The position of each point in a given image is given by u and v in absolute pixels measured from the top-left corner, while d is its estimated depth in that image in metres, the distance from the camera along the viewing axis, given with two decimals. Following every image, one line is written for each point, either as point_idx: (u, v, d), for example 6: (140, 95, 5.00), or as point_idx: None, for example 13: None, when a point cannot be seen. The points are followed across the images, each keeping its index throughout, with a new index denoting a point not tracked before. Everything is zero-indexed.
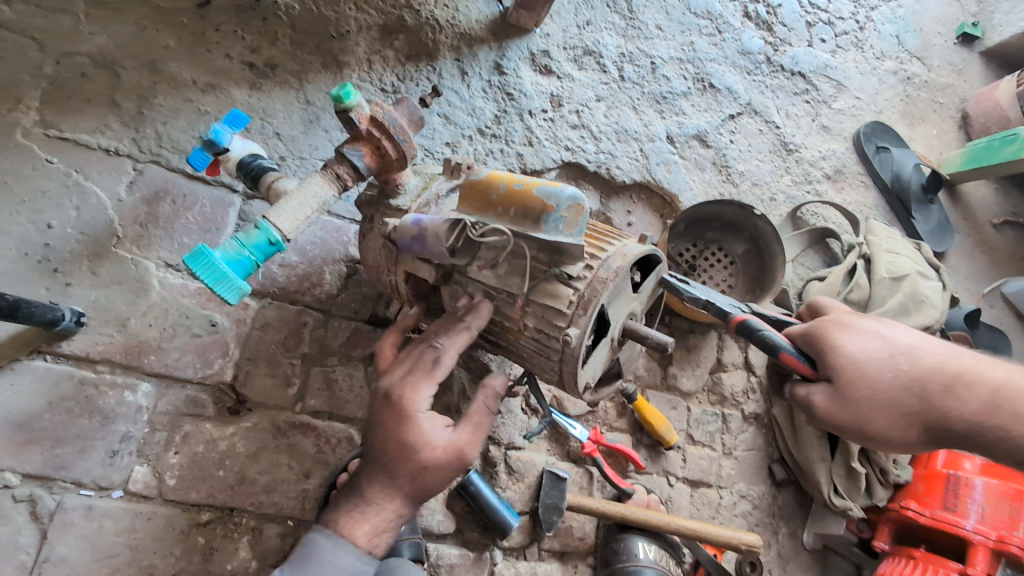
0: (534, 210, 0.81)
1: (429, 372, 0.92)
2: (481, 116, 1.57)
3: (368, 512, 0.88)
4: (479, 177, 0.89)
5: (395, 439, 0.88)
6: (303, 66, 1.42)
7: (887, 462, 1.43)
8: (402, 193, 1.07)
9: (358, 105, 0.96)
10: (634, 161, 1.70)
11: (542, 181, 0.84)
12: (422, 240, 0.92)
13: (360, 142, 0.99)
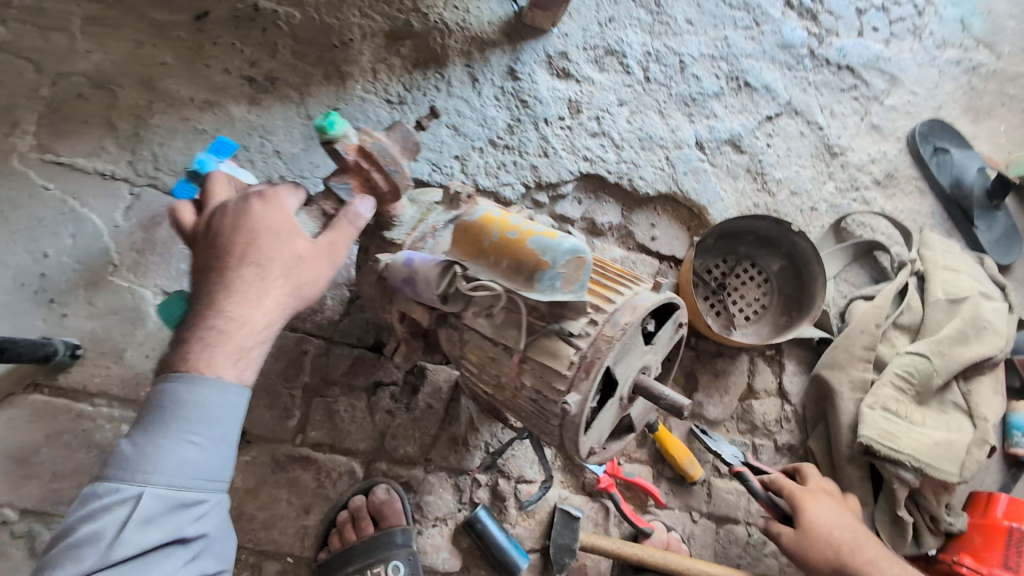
0: (528, 265, 0.76)
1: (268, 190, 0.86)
2: (492, 125, 1.47)
3: (232, 305, 0.78)
4: (473, 220, 0.84)
5: (239, 244, 0.81)
6: (304, 78, 1.35)
7: (937, 509, 1.29)
8: (396, 224, 0.99)
9: (345, 136, 0.88)
10: (659, 171, 1.57)
11: (538, 232, 0.79)
12: (413, 282, 0.85)
13: (347, 174, 0.91)
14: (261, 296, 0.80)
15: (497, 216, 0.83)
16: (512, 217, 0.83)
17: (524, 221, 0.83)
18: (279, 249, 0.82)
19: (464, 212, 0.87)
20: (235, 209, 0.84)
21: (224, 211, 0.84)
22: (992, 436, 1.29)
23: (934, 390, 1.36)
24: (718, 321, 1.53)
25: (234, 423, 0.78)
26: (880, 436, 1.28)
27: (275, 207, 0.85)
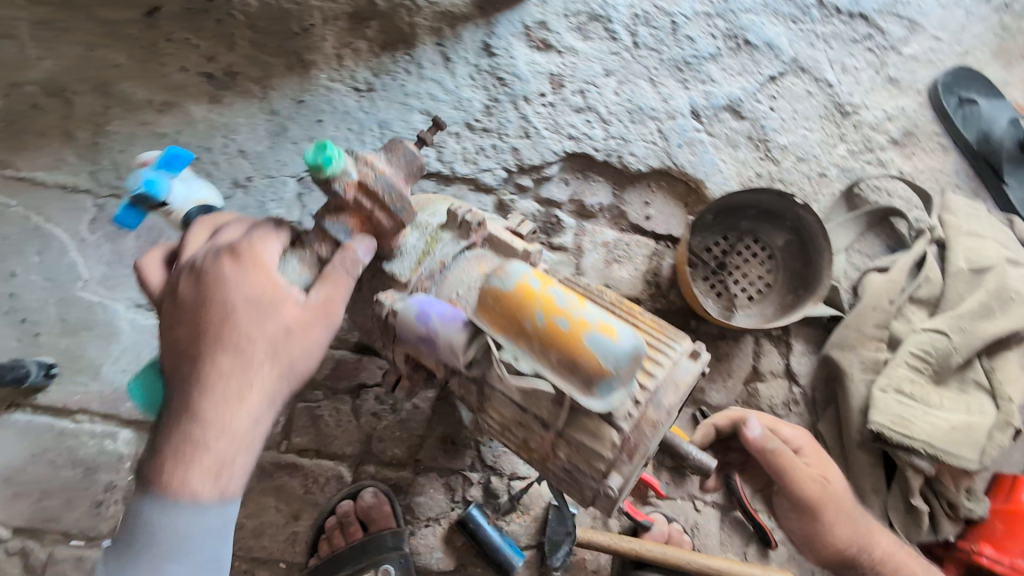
0: (585, 366, 0.72)
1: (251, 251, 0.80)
2: (468, 107, 1.38)
3: (210, 399, 0.73)
4: (511, 293, 0.75)
5: (221, 322, 0.76)
6: (266, 71, 1.28)
7: (956, 495, 1.21)
8: (398, 256, 0.91)
9: (346, 170, 0.81)
10: (651, 145, 1.46)
11: (594, 323, 0.73)
12: (431, 341, 0.83)
13: (345, 214, 0.85)
14: (244, 385, 0.75)
15: (541, 291, 0.75)
16: (560, 295, 0.74)
17: (572, 299, 0.75)
18: (263, 326, 0.76)
19: (495, 273, 0.78)
20: (217, 274, 0.78)
21: (204, 277, 0.78)
22: (1017, 417, 1.20)
23: (954, 369, 1.27)
24: (718, 303, 1.46)
25: (215, 541, 0.73)
26: (891, 421, 1.20)
27: (260, 273, 0.78)
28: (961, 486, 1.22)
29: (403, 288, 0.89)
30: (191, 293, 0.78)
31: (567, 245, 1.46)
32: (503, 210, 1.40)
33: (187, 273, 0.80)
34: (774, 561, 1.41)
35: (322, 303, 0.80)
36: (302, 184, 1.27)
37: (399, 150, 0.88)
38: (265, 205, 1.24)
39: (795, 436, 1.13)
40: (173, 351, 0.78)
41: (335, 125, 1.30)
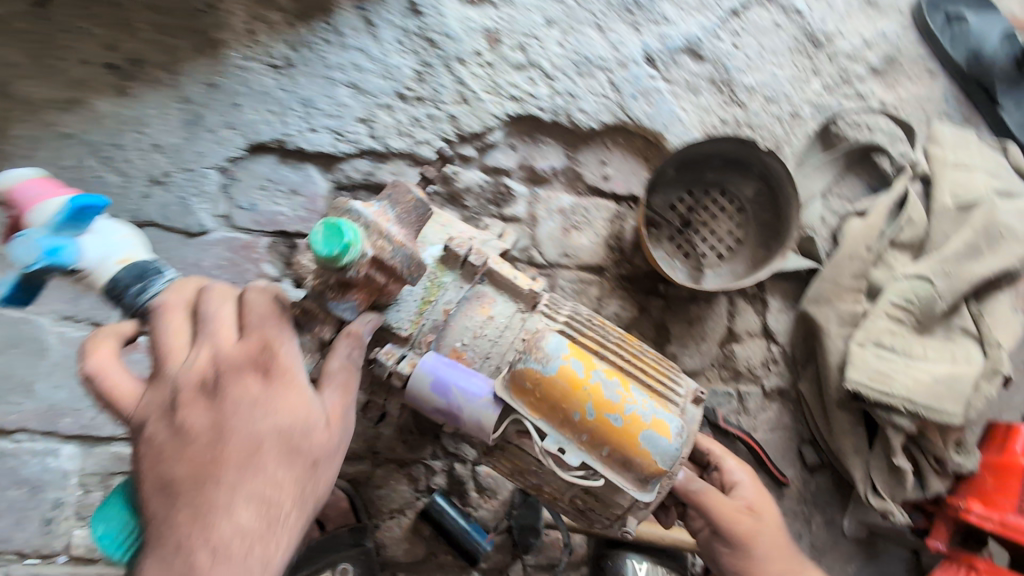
0: (637, 462, 0.90)
1: (267, 365, 0.78)
2: (398, 75, 1.27)
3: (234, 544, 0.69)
4: (556, 381, 0.89)
5: (243, 451, 0.73)
6: (172, 54, 1.19)
7: (943, 451, 1.14)
8: (396, 306, 0.95)
9: (363, 254, 0.81)
10: (603, 99, 1.35)
11: (642, 419, 0.90)
12: (454, 414, 0.90)
13: (354, 292, 0.86)
14: (268, 523, 0.72)
15: (588, 380, 0.90)
16: (605, 386, 0.90)
17: (619, 394, 0.90)
18: (290, 453, 0.75)
19: (546, 372, 0.89)
20: (237, 397, 0.75)
21: (221, 399, 0.75)
22: (1006, 364, 1.10)
23: (939, 317, 1.17)
24: (685, 265, 1.37)
25: None
26: (869, 379, 1.12)
27: (280, 391, 0.77)
28: (949, 440, 1.14)
29: (404, 340, 0.95)
30: (204, 418, 0.74)
31: (520, 215, 1.37)
32: (447, 184, 1.32)
33: (193, 394, 0.76)
34: None
35: (341, 416, 0.81)
36: (226, 175, 1.21)
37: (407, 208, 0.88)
38: (188, 201, 1.19)
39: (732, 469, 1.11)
40: (176, 487, 0.72)
41: (253, 108, 1.21)
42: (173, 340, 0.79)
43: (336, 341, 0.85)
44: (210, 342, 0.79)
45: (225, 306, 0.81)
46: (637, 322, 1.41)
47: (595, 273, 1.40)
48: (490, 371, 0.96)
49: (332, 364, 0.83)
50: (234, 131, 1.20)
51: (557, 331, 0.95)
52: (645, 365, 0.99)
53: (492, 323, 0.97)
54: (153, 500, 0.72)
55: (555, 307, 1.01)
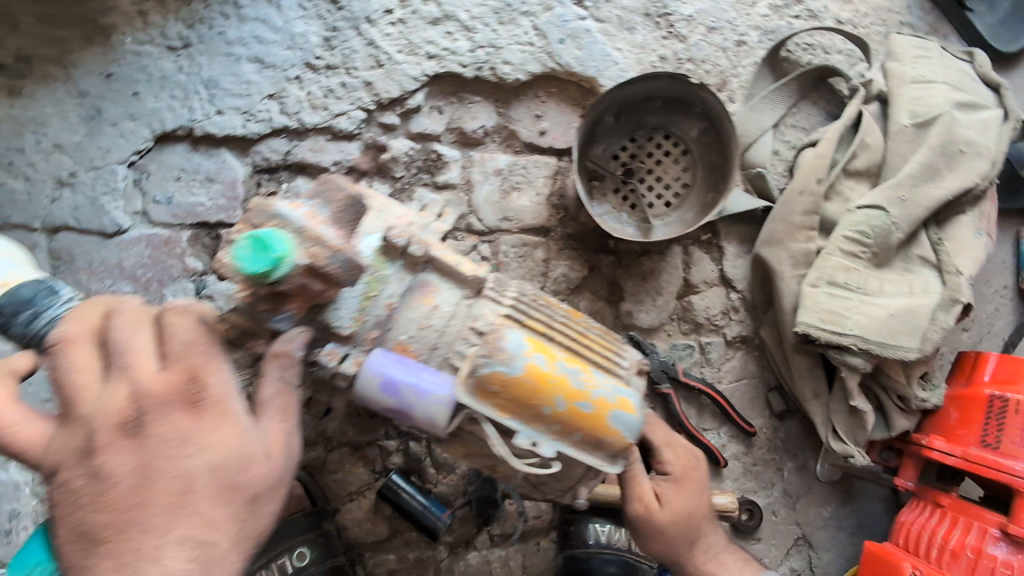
0: (608, 444, 0.72)
1: (194, 397, 0.64)
2: (304, 44, 1.19)
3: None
4: (524, 380, 0.68)
5: (169, 496, 0.61)
6: (62, 47, 1.12)
7: (906, 388, 1.09)
8: (337, 302, 0.69)
9: (297, 264, 0.61)
10: (528, 47, 1.26)
11: (610, 400, 0.72)
12: (405, 415, 0.68)
13: (287, 304, 0.65)
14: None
15: (554, 372, 0.70)
16: (572, 374, 0.70)
17: (585, 374, 0.72)
18: (227, 494, 0.63)
19: (503, 354, 0.69)
20: (163, 436, 0.62)
21: (144, 439, 0.62)
22: (966, 291, 1.03)
23: (896, 248, 1.09)
24: (632, 218, 1.29)
25: None
26: (820, 320, 1.07)
27: (213, 424, 0.65)
28: (910, 375, 1.09)
29: (344, 340, 0.71)
30: (125, 462, 0.61)
31: (455, 181, 1.30)
32: (372, 156, 1.25)
33: (110, 435, 0.62)
34: (727, 477, 1.36)
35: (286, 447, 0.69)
36: (137, 170, 1.16)
37: (342, 203, 0.65)
38: (100, 200, 1.15)
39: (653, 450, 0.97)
40: (93, 539, 0.60)
41: (154, 95, 1.15)
42: (82, 376, 0.65)
43: (263, 364, 0.68)
44: (126, 376, 0.64)
45: (135, 324, 0.66)
46: (589, 282, 1.36)
47: (541, 235, 1.34)
48: (440, 365, 0.73)
49: (268, 391, 0.68)
50: (137, 122, 1.15)
51: (505, 321, 0.73)
52: (593, 342, 0.80)
53: (439, 312, 0.74)
54: (71, 555, 0.60)
55: (501, 287, 0.78)
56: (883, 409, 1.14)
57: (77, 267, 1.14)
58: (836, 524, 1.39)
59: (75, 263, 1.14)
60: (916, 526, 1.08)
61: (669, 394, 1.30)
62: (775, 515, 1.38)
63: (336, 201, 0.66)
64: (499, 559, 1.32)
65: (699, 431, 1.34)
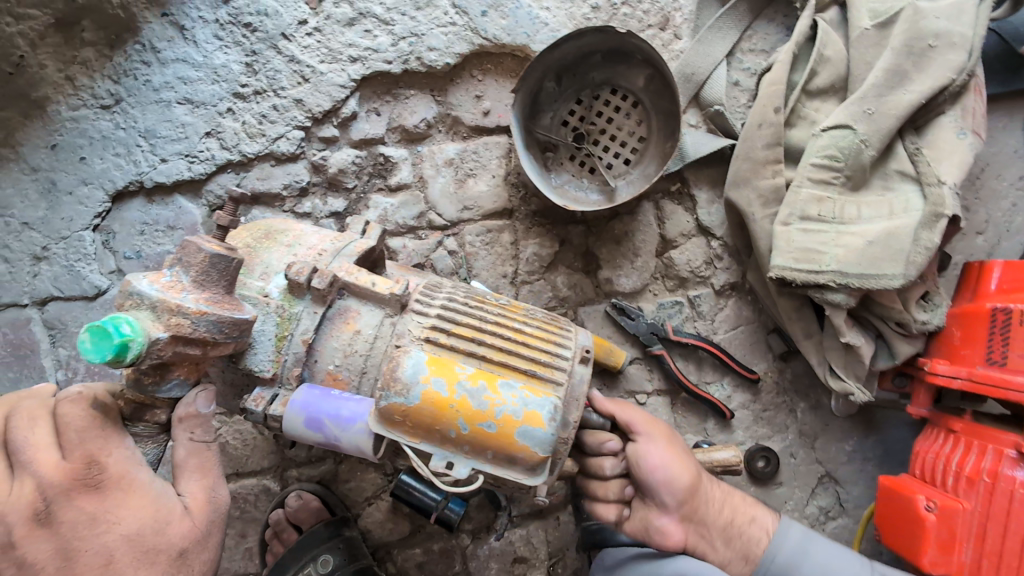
0: (520, 458, 0.69)
1: (95, 479, 0.62)
2: (228, 75, 1.19)
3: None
4: (420, 409, 0.68)
5: (92, 570, 0.61)
6: (4, 127, 1.15)
7: (903, 313, 1.01)
8: (251, 348, 0.73)
9: (153, 340, 0.58)
10: (451, 28, 1.21)
11: (517, 415, 0.68)
12: (333, 446, 0.72)
13: (174, 370, 0.63)
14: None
15: (453, 396, 0.68)
16: (472, 394, 0.68)
17: (488, 392, 0.69)
18: (150, 559, 0.63)
19: (394, 386, 0.68)
20: (74, 522, 0.61)
21: (57, 527, 0.60)
22: (951, 202, 0.93)
23: (871, 165, 1.01)
24: (594, 182, 1.23)
25: None
26: (794, 259, 1.01)
27: (120, 500, 0.63)
28: (906, 300, 1.01)
29: (270, 382, 0.74)
30: (45, 550, 0.60)
31: (408, 180, 1.27)
32: (320, 172, 1.24)
33: (25, 528, 0.60)
34: (738, 428, 1.30)
35: (206, 501, 0.68)
36: (102, 232, 1.20)
37: (202, 264, 0.62)
38: (75, 267, 1.19)
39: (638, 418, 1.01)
40: None
41: (99, 157, 1.18)
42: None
43: (170, 430, 0.66)
44: (26, 470, 0.60)
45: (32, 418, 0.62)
46: (562, 256, 1.30)
47: (505, 218, 1.29)
48: (372, 389, 0.76)
49: (178, 455, 0.66)
50: (90, 185, 1.18)
51: (424, 337, 0.73)
52: (530, 339, 0.77)
53: (361, 337, 0.76)
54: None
55: (430, 294, 0.79)
56: (883, 337, 1.07)
57: (70, 332, 1.20)
58: (862, 457, 1.30)
59: (69, 329, 1.20)
60: (930, 455, 1.01)
61: (662, 356, 1.25)
62: (798, 459, 1.31)
63: (197, 263, 0.63)
64: (520, 539, 1.30)
65: (700, 387, 1.28)
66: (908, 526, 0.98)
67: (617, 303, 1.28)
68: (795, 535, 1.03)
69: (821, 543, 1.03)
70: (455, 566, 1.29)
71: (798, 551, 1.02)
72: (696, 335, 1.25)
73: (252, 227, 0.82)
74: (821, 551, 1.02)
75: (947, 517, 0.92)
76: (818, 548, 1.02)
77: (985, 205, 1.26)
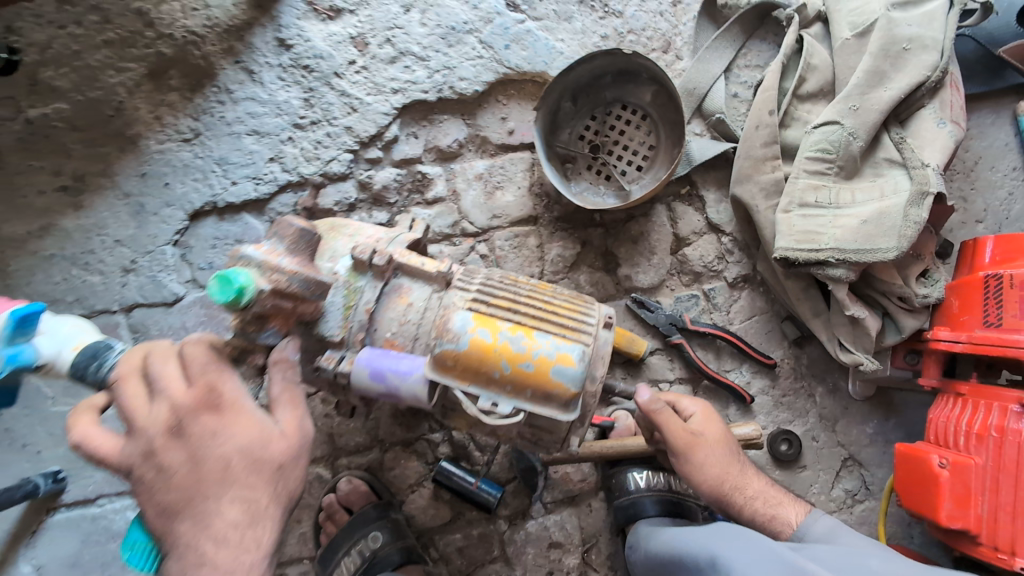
0: (557, 395, 0.79)
1: (215, 401, 0.70)
2: (289, 109, 1.38)
3: (218, 553, 0.66)
4: (469, 353, 0.80)
5: (214, 474, 0.67)
6: (103, 161, 1.35)
7: (904, 288, 1.10)
8: (323, 317, 0.86)
9: (261, 289, 0.70)
10: (479, 60, 1.39)
11: (552, 356, 0.80)
12: (394, 397, 0.84)
13: (271, 321, 0.76)
14: (253, 529, 0.68)
15: (496, 342, 0.80)
16: (512, 340, 0.80)
17: (525, 339, 0.81)
18: (260, 469, 0.70)
19: (443, 336, 0.81)
20: (199, 434, 0.68)
21: (187, 438, 0.68)
22: (935, 180, 1.03)
23: (861, 155, 1.12)
24: (610, 188, 1.37)
25: None
26: (796, 241, 1.11)
27: (234, 419, 0.70)
28: (905, 276, 1.10)
29: (339, 346, 0.87)
30: (178, 456, 0.68)
31: (443, 195, 1.43)
32: (366, 189, 1.41)
33: (163, 440, 0.68)
34: (759, 412, 1.36)
35: (299, 429, 0.75)
36: (181, 247, 1.38)
37: (293, 236, 0.77)
38: (158, 277, 1.37)
39: (673, 436, 1.07)
40: (172, 512, 0.67)
41: (181, 182, 1.37)
42: (126, 397, 0.70)
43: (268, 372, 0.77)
44: (160, 392, 0.70)
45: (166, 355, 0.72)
46: (584, 257, 1.42)
47: (530, 224, 1.43)
48: (424, 351, 0.88)
49: (275, 389, 0.76)
50: (173, 207, 1.37)
51: (467, 305, 0.86)
52: (558, 307, 0.89)
53: (413, 308, 0.89)
54: (153, 527, 0.68)
55: (469, 277, 0.92)
56: (889, 314, 1.14)
57: (152, 335, 1.37)
58: (884, 440, 1.35)
59: (150, 332, 1.37)
60: (941, 420, 1.06)
61: (681, 344, 1.34)
62: (820, 442, 1.36)
63: (288, 236, 0.77)
64: (556, 525, 1.38)
65: (720, 374, 1.36)
66: (923, 486, 1.02)
67: (636, 297, 1.39)
68: (825, 521, 1.01)
69: (851, 532, 0.98)
70: (494, 551, 1.36)
71: (823, 540, 0.99)
72: (713, 324, 1.35)
73: (322, 222, 0.98)
74: (848, 539, 0.96)
75: (960, 472, 0.97)
76: (846, 539, 0.97)
77: (982, 195, 1.34)
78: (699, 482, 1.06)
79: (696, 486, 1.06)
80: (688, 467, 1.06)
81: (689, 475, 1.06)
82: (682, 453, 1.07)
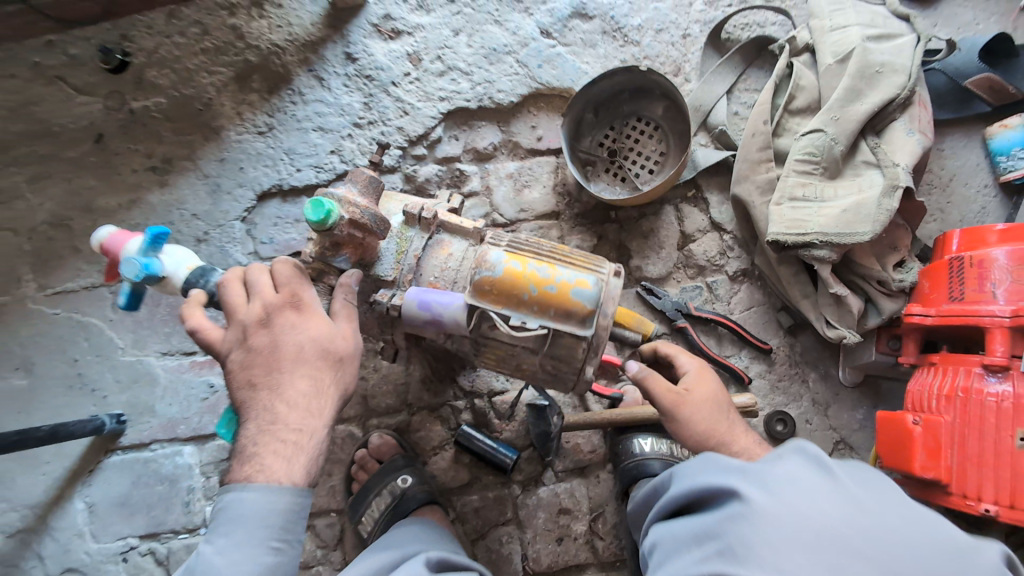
0: (575, 312, 0.96)
1: (296, 304, 0.94)
2: (350, 110, 1.61)
3: (288, 415, 0.88)
4: (503, 278, 0.96)
5: (290, 355, 0.90)
6: (189, 147, 1.58)
7: (882, 272, 1.25)
8: (380, 260, 1.05)
9: (342, 217, 0.94)
10: (515, 76, 1.62)
11: (571, 282, 0.96)
12: (438, 323, 0.99)
13: (344, 248, 0.99)
14: (316, 402, 0.90)
15: (525, 270, 0.97)
16: (539, 269, 0.97)
17: (546, 269, 0.98)
18: (325, 357, 0.92)
19: (479, 266, 0.98)
20: (282, 326, 0.91)
21: (273, 327, 0.91)
22: (904, 177, 1.20)
23: (842, 158, 1.30)
24: (625, 188, 1.56)
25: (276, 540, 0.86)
26: (786, 228, 1.28)
27: (308, 319, 0.93)
28: (883, 263, 1.26)
29: (392, 284, 1.05)
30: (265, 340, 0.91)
31: (477, 190, 1.62)
32: (410, 181, 1.61)
33: (255, 327, 0.91)
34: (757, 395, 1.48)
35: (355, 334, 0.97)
36: (248, 223, 1.58)
37: (363, 180, 1.02)
38: (225, 247, 1.56)
39: (659, 393, 1.15)
40: (255, 382, 0.90)
41: (254, 167, 1.58)
42: (233, 298, 0.94)
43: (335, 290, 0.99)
44: (258, 295, 0.93)
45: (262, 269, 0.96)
46: (599, 248, 1.59)
47: (553, 219, 1.61)
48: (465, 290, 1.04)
49: (338, 304, 0.97)
50: (244, 188, 1.58)
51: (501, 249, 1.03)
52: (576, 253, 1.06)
53: (453, 258, 1.06)
54: (241, 396, 0.91)
55: (500, 236, 1.07)
56: (871, 298, 1.30)
57: None
58: (872, 425, 1.46)
59: None
60: (916, 388, 1.19)
61: (685, 328, 1.49)
62: (814, 425, 1.48)
63: (360, 180, 1.02)
64: (566, 492, 1.48)
65: (721, 357, 1.50)
66: (899, 442, 1.14)
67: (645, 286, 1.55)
68: None
69: None
70: (507, 513, 1.47)
71: None
72: (715, 311, 1.50)
73: None
74: None
75: (931, 427, 1.10)
76: None
77: (957, 207, 1.51)
78: (684, 435, 1.14)
79: (684, 439, 1.15)
80: (674, 422, 1.15)
81: (676, 428, 1.15)
82: (668, 409, 1.15)
